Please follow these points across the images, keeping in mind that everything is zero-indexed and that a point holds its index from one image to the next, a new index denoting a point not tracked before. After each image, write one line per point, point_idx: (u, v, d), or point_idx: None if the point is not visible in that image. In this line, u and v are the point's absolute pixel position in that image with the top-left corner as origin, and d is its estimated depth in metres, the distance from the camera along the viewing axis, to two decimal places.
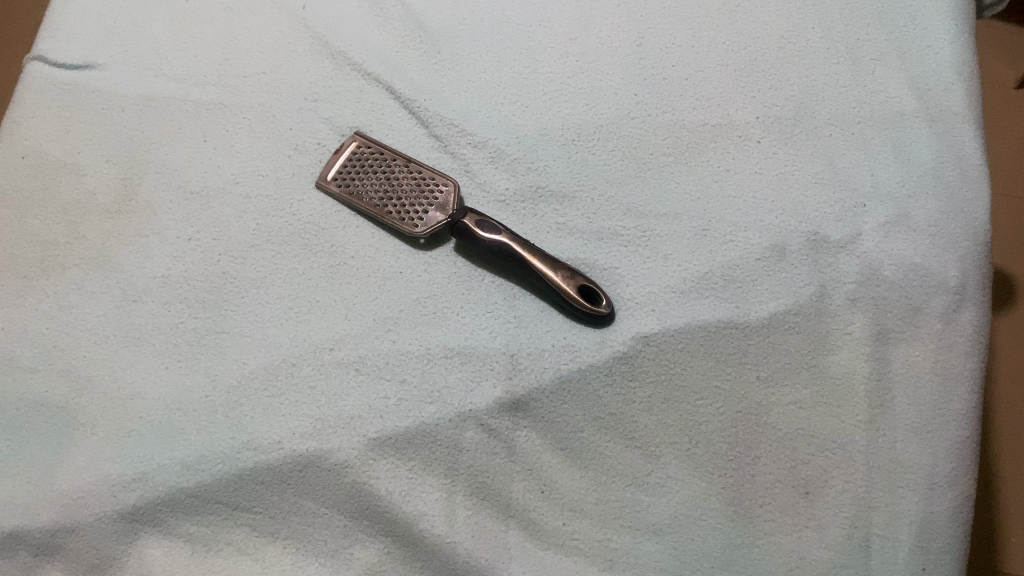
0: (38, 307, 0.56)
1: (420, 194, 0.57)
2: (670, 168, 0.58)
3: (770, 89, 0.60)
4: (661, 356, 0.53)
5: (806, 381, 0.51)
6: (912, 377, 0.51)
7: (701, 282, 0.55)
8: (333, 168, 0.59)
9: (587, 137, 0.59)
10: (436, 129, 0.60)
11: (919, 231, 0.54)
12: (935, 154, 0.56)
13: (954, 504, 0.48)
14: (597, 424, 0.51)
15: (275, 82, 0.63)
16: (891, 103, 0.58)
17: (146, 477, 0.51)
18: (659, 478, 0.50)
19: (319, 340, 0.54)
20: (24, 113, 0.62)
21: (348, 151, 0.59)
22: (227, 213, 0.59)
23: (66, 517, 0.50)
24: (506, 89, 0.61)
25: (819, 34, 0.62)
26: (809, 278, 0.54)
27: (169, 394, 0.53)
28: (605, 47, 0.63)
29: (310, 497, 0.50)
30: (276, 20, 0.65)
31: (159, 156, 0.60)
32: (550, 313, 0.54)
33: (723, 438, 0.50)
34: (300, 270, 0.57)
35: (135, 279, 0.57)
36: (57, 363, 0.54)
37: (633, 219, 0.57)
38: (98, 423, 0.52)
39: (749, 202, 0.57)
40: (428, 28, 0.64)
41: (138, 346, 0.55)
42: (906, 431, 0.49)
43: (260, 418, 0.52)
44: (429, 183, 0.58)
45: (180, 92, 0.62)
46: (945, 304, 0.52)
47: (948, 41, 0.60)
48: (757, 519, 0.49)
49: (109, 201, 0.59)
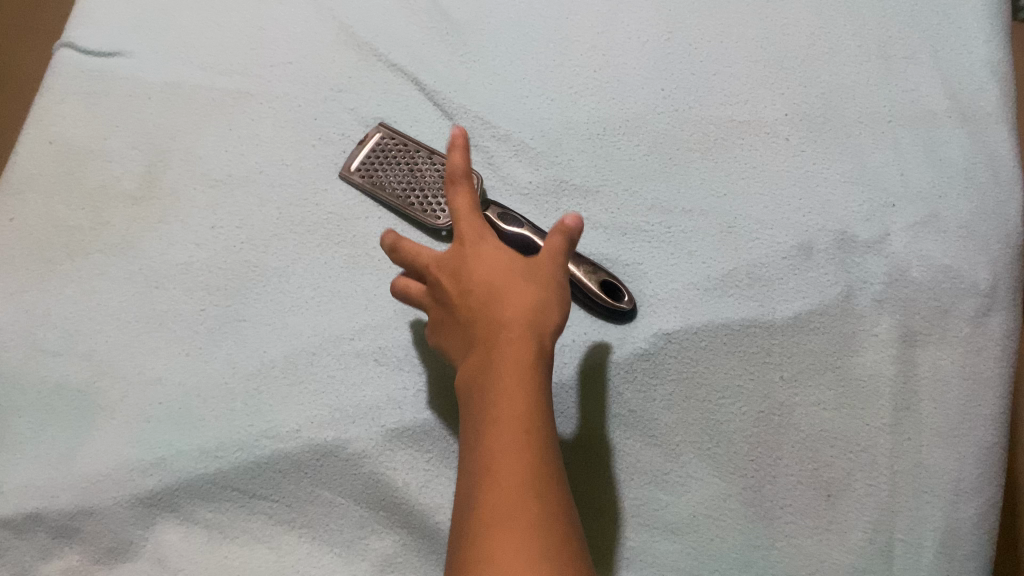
0: (61, 292, 0.56)
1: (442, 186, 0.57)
2: (696, 164, 0.57)
3: (800, 86, 0.59)
4: (683, 354, 0.52)
5: (830, 382, 0.51)
6: (938, 381, 0.50)
7: (725, 279, 0.54)
8: (356, 158, 0.59)
9: (612, 132, 0.59)
10: (460, 121, 0.60)
11: (949, 233, 0.53)
12: (967, 155, 0.55)
13: (980, 511, 0.47)
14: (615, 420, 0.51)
15: (301, 72, 0.62)
16: (923, 102, 0.57)
17: (165, 462, 0.51)
18: (678, 476, 0.49)
19: (339, 330, 0.54)
20: (51, 98, 0.62)
21: (371, 142, 0.59)
22: (250, 201, 0.59)
23: (85, 500, 0.50)
24: (531, 83, 0.61)
25: (850, 32, 0.61)
26: (835, 277, 0.53)
27: (188, 381, 0.53)
28: (633, 42, 0.62)
29: (326, 486, 0.50)
30: (302, 9, 0.65)
31: (184, 143, 0.60)
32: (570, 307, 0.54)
33: (745, 439, 0.50)
34: (321, 259, 0.56)
35: (157, 265, 0.57)
36: (79, 347, 0.55)
37: (658, 215, 0.56)
38: (119, 407, 0.53)
39: (776, 200, 0.56)
40: (454, 20, 0.64)
41: (159, 332, 0.55)
42: (931, 436, 0.49)
43: (278, 406, 0.52)
44: None
45: (206, 80, 0.62)
46: (975, 307, 0.51)
47: (983, 41, 0.59)
48: (778, 520, 0.48)
49: (134, 187, 0.59)
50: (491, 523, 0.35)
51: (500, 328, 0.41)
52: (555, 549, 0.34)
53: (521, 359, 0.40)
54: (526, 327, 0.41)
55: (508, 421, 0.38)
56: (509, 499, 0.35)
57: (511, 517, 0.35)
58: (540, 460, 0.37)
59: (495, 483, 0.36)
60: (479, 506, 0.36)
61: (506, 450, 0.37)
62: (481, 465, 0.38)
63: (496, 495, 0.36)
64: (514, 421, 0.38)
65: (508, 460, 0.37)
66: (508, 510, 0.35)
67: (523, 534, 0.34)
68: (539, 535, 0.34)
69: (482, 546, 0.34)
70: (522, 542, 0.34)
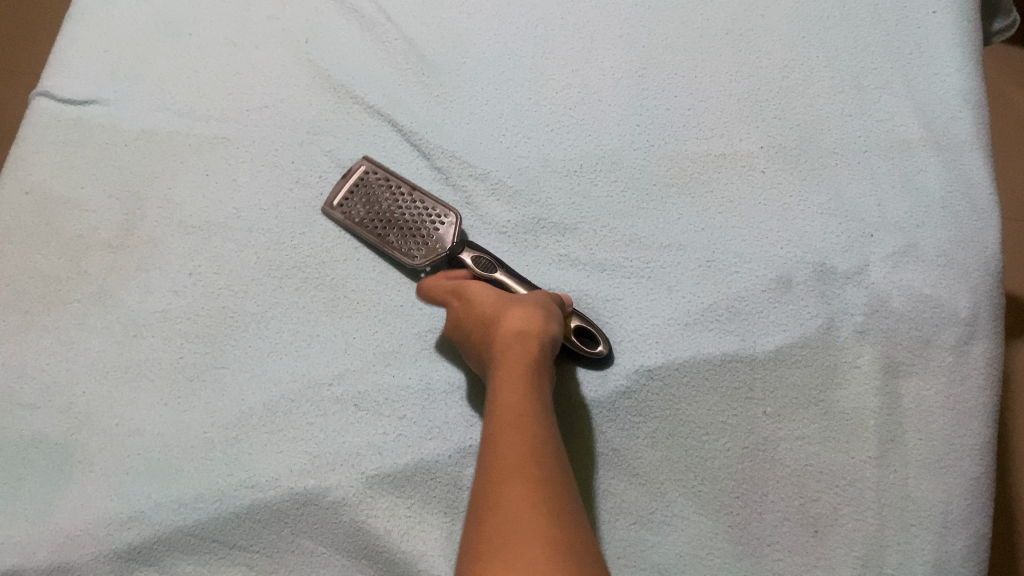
0: (39, 343, 0.56)
1: (422, 223, 0.56)
2: (674, 200, 0.57)
3: (775, 118, 0.59)
4: (665, 391, 0.52)
5: (814, 416, 0.50)
6: (923, 412, 0.49)
7: (706, 314, 0.54)
8: (338, 193, 0.58)
9: (589, 169, 0.59)
10: (437, 161, 0.60)
11: (929, 262, 0.53)
12: (944, 182, 0.55)
13: (970, 543, 0.46)
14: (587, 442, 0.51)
15: (277, 116, 0.62)
16: (898, 131, 0.57)
17: (144, 515, 0.50)
18: (664, 516, 0.49)
19: (318, 375, 0.54)
20: (28, 148, 0.62)
21: (356, 175, 0.59)
22: (228, 246, 0.58)
23: (63, 556, 0.50)
24: (507, 122, 0.61)
25: (823, 63, 0.60)
26: (816, 309, 0.53)
27: (167, 431, 0.53)
28: (607, 78, 0.62)
29: (307, 536, 0.50)
30: (278, 54, 0.65)
31: (162, 190, 0.60)
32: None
33: (730, 475, 0.49)
34: (301, 303, 0.56)
35: (135, 313, 0.56)
36: (56, 399, 0.54)
37: (637, 251, 0.56)
38: (97, 460, 0.52)
39: (755, 233, 0.56)
40: (430, 61, 0.64)
41: (137, 382, 0.54)
42: (918, 467, 0.48)
43: (258, 454, 0.52)
44: (432, 213, 0.57)
45: (182, 127, 0.62)
46: (956, 336, 0.51)
47: (955, 69, 0.59)
48: (766, 558, 0.47)
49: (111, 236, 0.59)
50: (505, 479, 0.38)
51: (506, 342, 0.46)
52: (553, 498, 0.37)
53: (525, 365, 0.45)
54: (516, 338, 0.46)
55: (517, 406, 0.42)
56: (522, 460, 0.39)
57: (512, 477, 0.38)
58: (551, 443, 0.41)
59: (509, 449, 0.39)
60: (492, 475, 0.39)
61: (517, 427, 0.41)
62: (492, 437, 0.41)
63: (500, 462, 0.39)
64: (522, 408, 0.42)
65: (522, 433, 0.40)
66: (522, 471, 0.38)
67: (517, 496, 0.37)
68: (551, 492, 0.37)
69: (491, 503, 0.37)
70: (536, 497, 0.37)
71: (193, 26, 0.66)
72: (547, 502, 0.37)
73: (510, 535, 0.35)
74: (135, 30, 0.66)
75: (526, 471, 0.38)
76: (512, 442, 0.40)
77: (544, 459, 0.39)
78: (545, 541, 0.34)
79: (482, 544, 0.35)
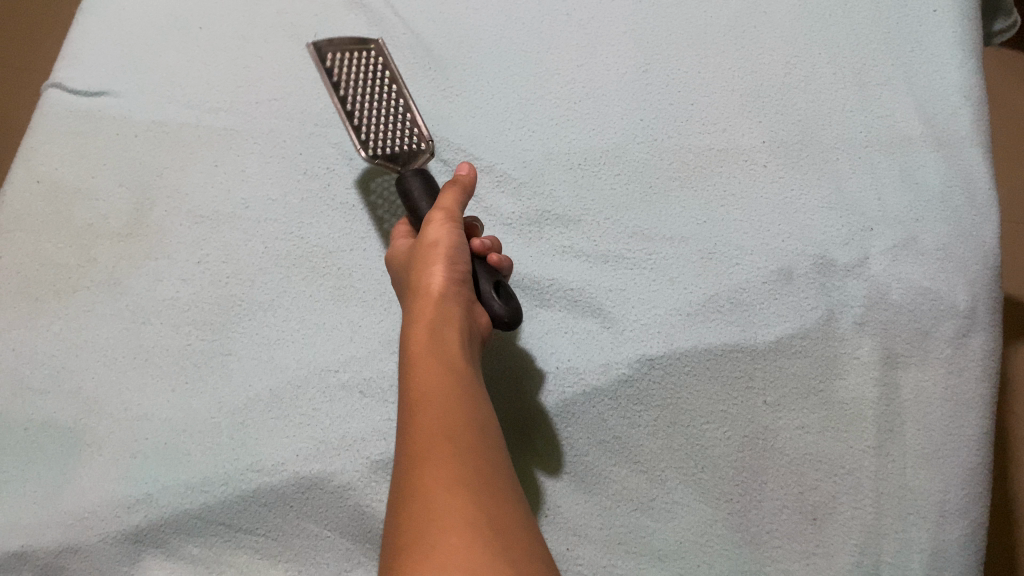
0: (49, 329, 0.56)
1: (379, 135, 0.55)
2: (676, 192, 0.58)
3: (776, 114, 0.60)
4: (666, 380, 0.52)
5: (813, 406, 0.51)
6: (921, 403, 0.50)
7: (707, 305, 0.54)
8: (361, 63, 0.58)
9: (593, 162, 0.60)
10: (443, 153, 0.61)
11: (928, 255, 0.54)
12: (944, 178, 0.56)
13: (967, 532, 0.47)
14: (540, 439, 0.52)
15: (286, 109, 0.63)
16: (898, 127, 0.58)
17: (151, 498, 0.51)
18: (664, 503, 0.49)
19: (324, 362, 0.54)
20: (40, 138, 0.62)
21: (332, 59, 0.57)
22: (236, 236, 0.59)
23: (71, 538, 0.50)
24: (512, 115, 0.62)
25: (825, 60, 0.61)
26: (816, 301, 0.53)
27: (175, 417, 0.53)
28: (611, 73, 0.63)
29: (312, 519, 0.50)
30: (286, 48, 0.66)
31: (171, 180, 0.61)
32: (504, 343, 0.55)
33: (729, 463, 0.50)
34: (307, 292, 0.57)
35: (144, 300, 0.57)
36: (65, 385, 0.55)
37: (639, 242, 0.57)
38: (105, 444, 0.53)
39: (757, 226, 0.56)
40: (436, 55, 0.64)
41: (145, 368, 0.55)
42: (916, 457, 0.49)
43: (264, 439, 0.52)
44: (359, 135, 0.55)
45: (191, 119, 0.63)
46: (955, 329, 0.51)
47: (955, 66, 0.59)
48: (765, 545, 0.48)
49: (121, 224, 0.60)
50: (424, 459, 0.37)
51: (419, 308, 0.45)
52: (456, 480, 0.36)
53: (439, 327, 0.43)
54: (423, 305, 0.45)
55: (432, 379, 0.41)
56: (433, 436, 0.37)
57: (420, 462, 0.37)
58: (467, 408, 0.40)
59: (427, 427, 0.38)
60: (404, 465, 0.37)
61: (432, 400, 0.39)
62: (408, 418, 0.40)
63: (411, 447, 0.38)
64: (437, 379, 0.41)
65: (436, 407, 0.39)
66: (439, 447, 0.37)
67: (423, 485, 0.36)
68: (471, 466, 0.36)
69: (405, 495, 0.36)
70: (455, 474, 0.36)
71: (203, 19, 0.67)
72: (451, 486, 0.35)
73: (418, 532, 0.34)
74: (146, 23, 0.67)
75: (443, 447, 0.37)
76: (429, 418, 0.38)
77: (463, 429, 0.38)
78: (468, 524, 0.34)
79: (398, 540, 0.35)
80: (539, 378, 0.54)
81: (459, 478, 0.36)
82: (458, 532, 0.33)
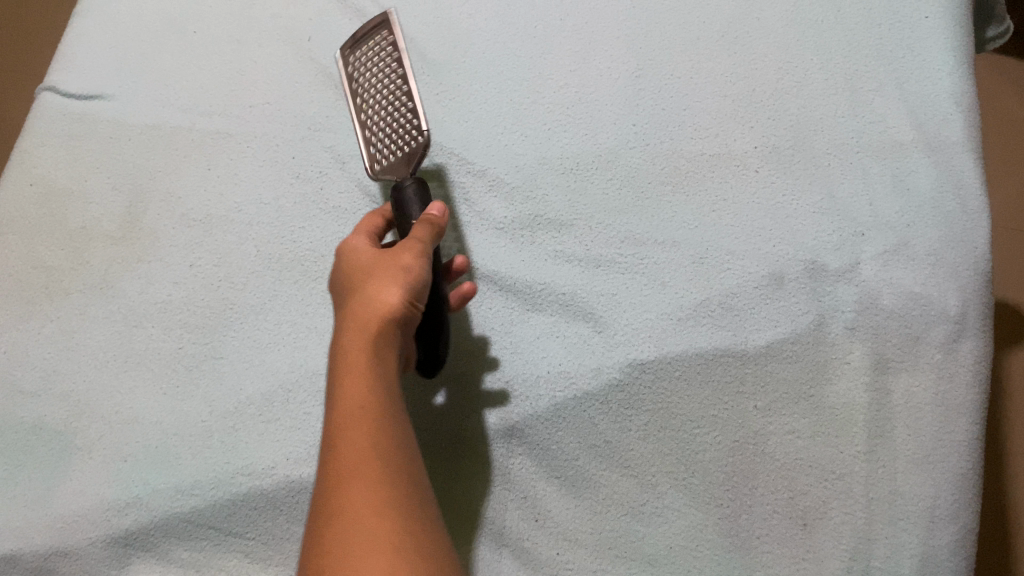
0: (41, 331, 0.56)
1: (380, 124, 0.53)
2: (668, 197, 0.58)
3: (769, 119, 0.60)
4: (657, 384, 0.52)
5: (803, 411, 0.51)
6: (912, 408, 0.50)
7: (699, 309, 0.54)
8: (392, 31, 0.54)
9: (586, 166, 0.60)
10: (436, 158, 0.61)
11: (919, 261, 0.54)
12: (935, 183, 0.56)
13: (956, 538, 0.47)
14: (512, 451, 0.52)
15: (279, 112, 0.63)
16: (890, 132, 0.58)
17: (141, 502, 0.51)
18: (654, 508, 0.49)
19: (315, 366, 0.54)
20: (34, 141, 0.62)
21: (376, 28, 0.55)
22: (228, 240, 0.59)
23: (61, 541, 0.50)
24: (506, 120, 0.62)
25: (817, 66, 0.61)
26: (807, 306, 0.54)
27: (166, 420, 0.53)
28: (605, 78, 0.63)
29: (302, 523, 0.50)
30: (280, 51, 0.66)
31: (164, 183, 0.61)
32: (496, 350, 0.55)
33: (720, 468, 0.50)
34: (298, 296, 0.57)
35: (136, 303, 0.57)
36: (57, 388, 0.55)
37: (631, 247, 0.57)
38: (96, 447, 0.53)
39: (748, 231, 0.56)
40: (430, 60, 0.64)
41: (137, 371, 0.55)
42: (906, 462, 0.49)
43: (254, 443, 0.52)
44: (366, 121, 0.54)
45: (185, 122, 0.63)
46: (945, 334, 0.51)
47: (947, 73, 0.60)
48: (755, 550, 0.48)
49: (114, 227, 0.60)
50: (350, 485, 0.37)
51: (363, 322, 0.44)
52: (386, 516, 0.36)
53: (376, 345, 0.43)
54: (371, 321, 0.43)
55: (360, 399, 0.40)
56: (364, 470, 0.37)
57: (349, 493, 0.37)
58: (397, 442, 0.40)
59: (356, 447, 0.38)
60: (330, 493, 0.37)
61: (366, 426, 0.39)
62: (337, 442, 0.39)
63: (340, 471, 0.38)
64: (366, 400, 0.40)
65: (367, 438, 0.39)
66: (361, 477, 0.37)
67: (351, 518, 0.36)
68: (393, 498, 0.37)
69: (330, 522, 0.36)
70: (377, 508, 0.36)
71: (198, 23, 0.67)
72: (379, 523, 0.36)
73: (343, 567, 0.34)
74: (140, 26, 0.67)
75: (370, 468, 0.38)
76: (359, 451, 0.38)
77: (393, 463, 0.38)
78: (392, 552, 0.35)
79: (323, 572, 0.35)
80: (527, 383, 0.54)
81: (381, 511, 0.36)
82: (383, 559, 0.34)
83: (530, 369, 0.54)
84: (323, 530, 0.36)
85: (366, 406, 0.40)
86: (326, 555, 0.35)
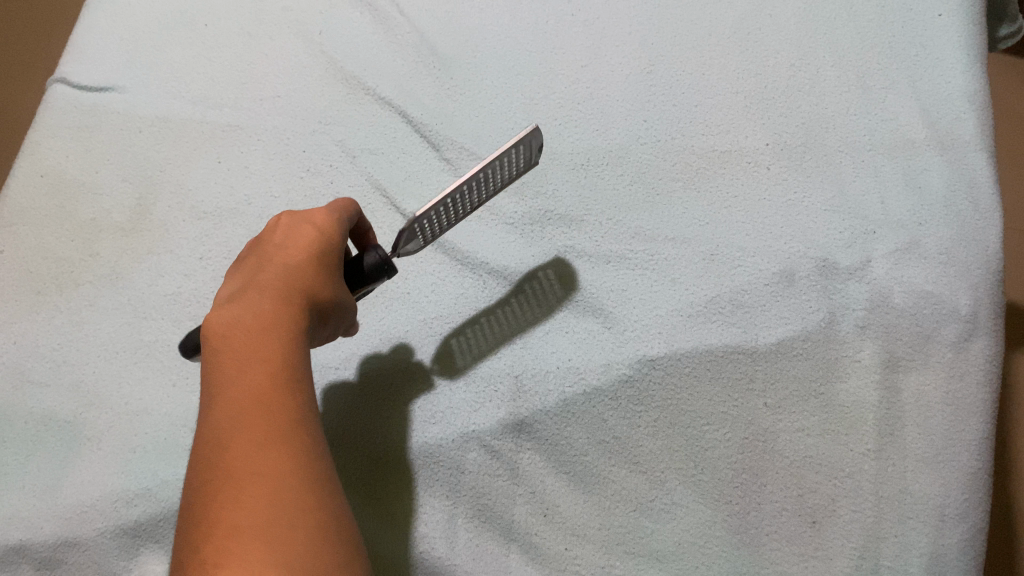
0: (51, 323, 0.56)
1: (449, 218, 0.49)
2: (679, 194, 0.58)
3: (782, 116, 0.60)
4: (667, 381, 0.52)
5: (814, 409, 0.51)
6: (922, 407, 0.50)
7: (709, 306, 0.54)
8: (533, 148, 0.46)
9: (596, 162, 0.60)
10: (447, 152, 0.61)
11: (931, 259, 0.54)
12: (947, 182, 0.56)
13: (967, 537, 0.47)
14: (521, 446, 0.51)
15: (290, 106, 0.63)
16: (902, 130, 0.58)
17: (150, 493, 0.51)
18: (663, 503, 0.49)
19: (324, 359, 0.55)
20: (45, 131, 0.62)
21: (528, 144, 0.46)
22: (238, 232, 0.59)
23: (68, 531, 0.50)
24: (517, 115, 0.62)
25: (829, 63, 0.61)
26: (818, 304, 0.53)
27: (175, 412, 0.54)
28: (616, 74, 0.63)
29: None
30: (291, 45, 0.66)
31: (174, 175, 0.61)
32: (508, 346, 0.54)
33: (729, 465, 0.50)
34: None
35: (145, 295, 0.57)
36: (66, 378, 0.55)
37: (641, 244, 0.57)
38: (104, 438, 0.53)
39: (758, 228, 0.56)
40: (441, 55, 0.64)
41: (146, 363, 0.55)
42: (916, 461, 0.49)
43: None
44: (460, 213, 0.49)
45: (196, 114, 0.63)
46: (957, 333, 0.51)
47: (960, 71, 0.59)
48: (764, 547, 0.48)
49: (124, 220, 0.60)
50: (270, 453, 0.36)
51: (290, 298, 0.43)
52: (307, 491, 0.35)
53: (292, 330, 0.41)
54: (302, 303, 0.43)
55: (271, 378, 0.39)
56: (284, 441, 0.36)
57: (273, 458, 0.35)
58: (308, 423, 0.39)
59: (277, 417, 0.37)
60: (243, 452, 0.36)
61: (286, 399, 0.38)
62: (255, 405, 0.38)
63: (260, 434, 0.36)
64: (278, 382, 0.39)
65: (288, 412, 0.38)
66: (275, 459, 0.35)
67: (270, 483, 0.35)
68: (307, 485, 0.35)
69: (244, 483, 0.35)
70: (293, 493, 0.35)
71: (209, 16, 0.67)
72: (299, 498, 0.35)
73: (257, 530, 0.33)
74: (152, 19, 0.67)
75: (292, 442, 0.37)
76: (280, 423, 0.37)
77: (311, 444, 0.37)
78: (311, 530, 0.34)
79: (233, 533, 0.33)
80: (536, 377, 0.53)
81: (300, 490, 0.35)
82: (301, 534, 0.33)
83: (540, 363, 0.54)
84: (234, 486, 0.35)
85: (282, 391, 0.38)
86: (236, 512, 0.33)
